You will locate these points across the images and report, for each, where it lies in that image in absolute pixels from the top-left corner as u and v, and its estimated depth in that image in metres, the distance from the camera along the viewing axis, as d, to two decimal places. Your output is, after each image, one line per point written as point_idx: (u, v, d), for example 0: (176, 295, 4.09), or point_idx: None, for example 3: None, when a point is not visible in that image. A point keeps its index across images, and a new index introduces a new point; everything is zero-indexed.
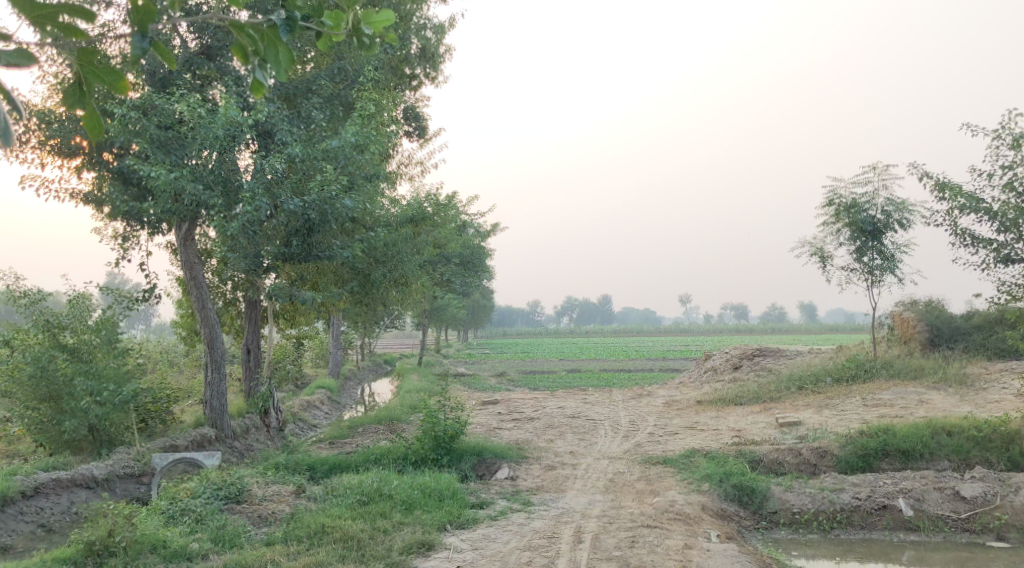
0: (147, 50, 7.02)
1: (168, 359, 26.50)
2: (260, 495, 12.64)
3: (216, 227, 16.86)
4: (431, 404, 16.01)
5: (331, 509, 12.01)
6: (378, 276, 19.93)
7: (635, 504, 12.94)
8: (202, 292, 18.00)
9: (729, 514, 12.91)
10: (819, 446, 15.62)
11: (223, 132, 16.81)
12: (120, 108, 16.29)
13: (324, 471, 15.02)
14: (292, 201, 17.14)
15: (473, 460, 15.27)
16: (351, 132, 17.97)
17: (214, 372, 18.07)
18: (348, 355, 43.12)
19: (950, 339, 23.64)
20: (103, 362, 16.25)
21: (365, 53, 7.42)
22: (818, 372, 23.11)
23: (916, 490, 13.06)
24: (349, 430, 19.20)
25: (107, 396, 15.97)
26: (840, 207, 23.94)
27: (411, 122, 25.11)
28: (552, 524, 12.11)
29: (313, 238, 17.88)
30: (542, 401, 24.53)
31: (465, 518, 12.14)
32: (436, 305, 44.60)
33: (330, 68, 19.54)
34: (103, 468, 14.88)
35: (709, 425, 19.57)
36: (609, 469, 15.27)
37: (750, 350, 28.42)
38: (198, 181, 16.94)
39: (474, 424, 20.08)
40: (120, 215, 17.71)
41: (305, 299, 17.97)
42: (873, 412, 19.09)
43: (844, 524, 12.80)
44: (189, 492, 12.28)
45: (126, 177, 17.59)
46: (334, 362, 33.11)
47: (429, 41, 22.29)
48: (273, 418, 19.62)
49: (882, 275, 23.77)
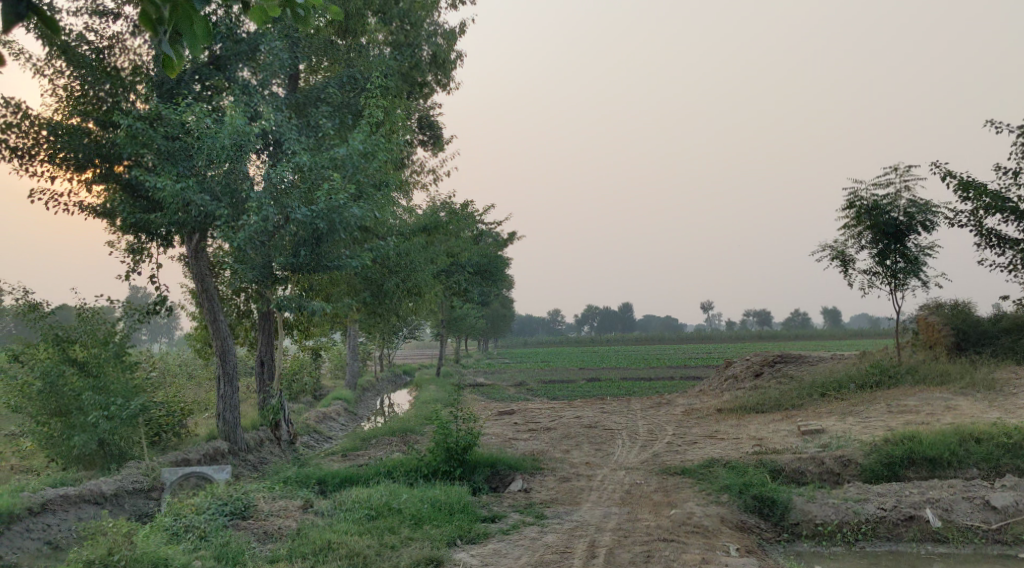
0: (23, 18, 6.90)
1: (183, 371, 26.31)
2: (266, 511, 12.31)
3: (224, 238, 16.66)
4: (443, 414, 15.67)
5: (338, 525, 11.72)
6: (390, 286, 19.65)
7: (652, 517, 12.56)
8: (214, 304, 17.79)
9: (749, 526, 12.49)
10: (842, 455, 15.18)
11: (230, 141, 16.60)
12: (126, 118, 16.17)
13: (335, 484, 14.73)
14: (300, 210, 16.91)
15: (486, 472, 14.98)
16: (359, 140, 17.73)
17: (226, 385, 17.86)
18: (366, 366, 42.91)
19: (977, 343, 23.08)
20: (112, 375, 15.95)
21: (301, 24, 8.31)
22: (841, 379, 22.61)
23: (944, 500, 12.58)
24: (363, 443, 18.91)
25: (114, 410, 15.68)
26: (861, 209, 23.44)
27: (425, 131, 24.94)
28: (566, 538, 11.76)
29: (323, 247, 17.59)
30: (560, 411, 24.15)
31: (476, 533, 11.82)
32: (454, 315, 44.27)
33: (339, 76, 19.38)
34: (111, 484, 14.65)
35: (730, 434, 19.15)
36: (626, 480, 14.89)
37: (771, 356, 27.93)
38: (205, 192, 16.72)
39: (489, 434, 19.72)
40: (130, 228, 17.56)
41: (314, 310, 17.56)
42: (899, 418, 18.59)
43: (869, 536, 12.33)
44: (194, 508, 12.04)
45: (135, 189, 17.40)
46: (352, 373, 32.80)
47: (440, 48, 22.04)
48: (285, 431, 19.47)
49: (906, 277, 23.24)
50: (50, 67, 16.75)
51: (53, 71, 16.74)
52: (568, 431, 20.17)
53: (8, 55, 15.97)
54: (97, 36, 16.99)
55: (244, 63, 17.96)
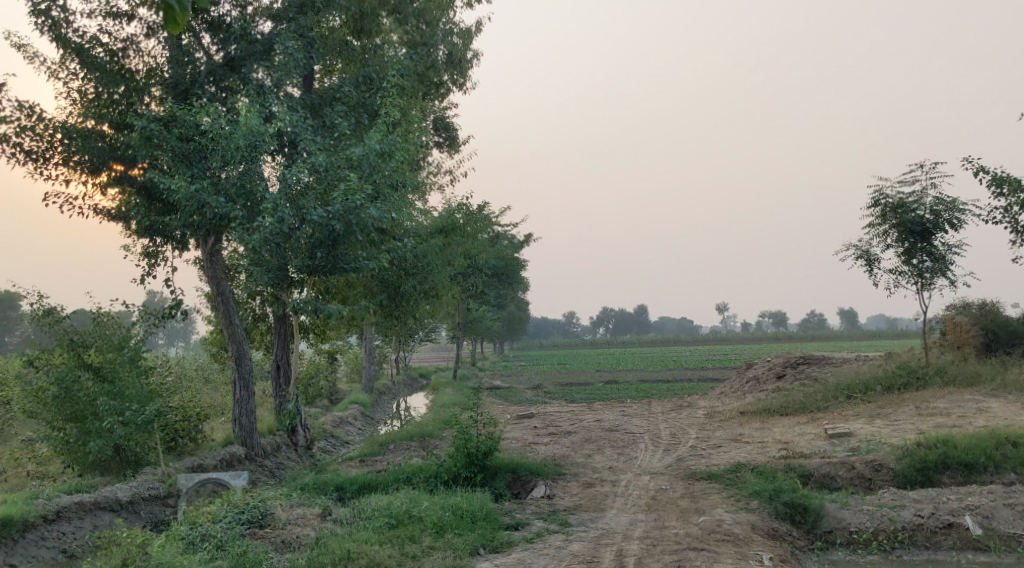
0: None
1: (199, 376, 26.04)
2: (283, 519, 11.94)
3: (239, 241, 16.38)
4: (462, 419, 15.34)
5: (357, 533, 11.42)
6: (408, 288, 19.38)
7: (680, 524, 12.17)
8: (230, 307, 17.52)
9: (781, 533, 12.08)
10: (874, 459, 14.77)
11: (245, 142, 16.33)
12: (140, 120, 16.06)
13: (353, 491, 14.43)
14: (316, 211, 16.62)
15: (508, 477, 14.66)
16: (375, 139, 17.42)
17: (243, 390, 17.59)
18: (382, 369, 42.63)
19: (1008, 343, 22.58)
20: (127, 380, 15.82)
21: None
22: (867, 381, 22.07)
23: (985, 506, 12.16)
24: (381, 448, 18.59)
25: (129, 415, 15.47)
26: (886, 207, 22.99)
27: (441, 133, 24.64)
28: (592, 547, 11.40)
29: (339, 249, 17.28)
30: (580, 414, 23.77)
31: (500, 542, 11.48)
32: (470, 318, 43.91)
33: (354, 76, 19.10)
34: (127, 491, 14.37)
35: (755, 437, 18.71)
36: (651, 486, 14.50)
37: (793, 358, 27.47)
38: (220, 194, 16.43)
39: (509, 438, 19.39)
40: (145, 231, 17.31)
41: (330, 312, 17.27)
42: (929, 421, 18.14)
43: (906, 544, 11.93)
44: (210, 516, 11.71)
45: (151, 192, 17.15)
46: (368, 377, 32.48)
47: (456, 47, 21.71)
48: (301, 436, 19.17)
49: (933, 277, 22.77)
50: (64, 69, 16.55)
51: (67, 74, 16.54)
52: (589, 434, 19.81)
53: (23, 58, 15.78)
54: (111, 38, 16.81)
55: (259, 63, 17.72)
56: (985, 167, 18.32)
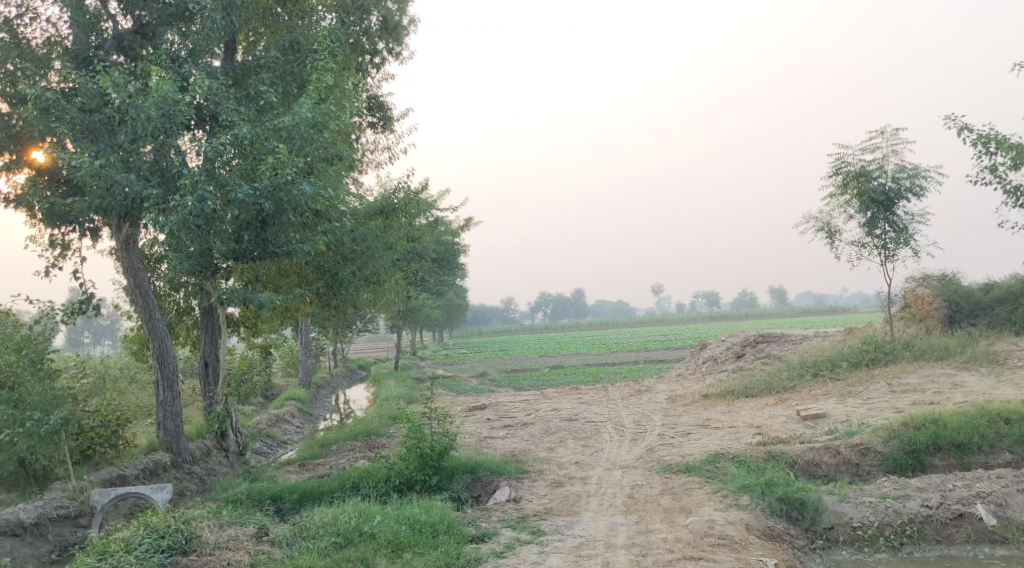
0: None
1: (122, 375, 23.94)
2: (211, 543, 10.24)
3: (153, 224, 14.45)
4: (413, 415, 13.77)
5: (299, 559, 9.90)
6: (346, 275, 17.67)
7: (667, 527, 10.83)
8: (149, 300, 15.51)
9: (780, 533, 10.79)
10: (860, 443, 13.68)
11: (156, 111, 14.32)
12: (34, 89, 14.10)
13: (292, 502, 12.85)
14: (241, 189, 14.78)
15: (466, 479, 13.13)
16: (307, 107, 15.49)
17: (167, 391, 15.68)
18: (319, 363, 40.59)
19: (970, 314, 21.91)
20: (30, 387, 13.54)
21: None
22: (833, 357, 21.03)
23: (997, 493, 11.10)
24: (321, 450, 16.92)
25: (30, 426, 13.32)
26: (847, 175, 22.02)
27: (374, 110, 22.83)
28: (572, 560, 10.01)
29: (268, 231, 15.50)
30: (534, 403, 22.39)
31: (466, 559, 10.04)
32: (409, 307, 41.98)
33: (279, 41, 17.05)
34: (31, 511, 12.49)
35: (724, 422, 17.53)
36: (625, 482, 13.14)
37: (750, 335, 26.41)
38: (131, 172, 14.58)
39: (461, 433, 17.91)
40: (48, 217, 15.31)
41: (259, 303, 15.49)
42: (904, 399, 17.19)
43: (916, 539, 10.86)
44: (123, 545, 9.98)
45: (55, 172, 15.21)
46: (304, 372, 30.42)
47: (391, 12, 19.77)
48: (232, 442, 17.02)
49: (896, 248, 21.89)
50: None
51: None
52: (548, 425, 18.39)
53: None
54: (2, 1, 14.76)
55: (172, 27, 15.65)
56: (967, 127, 17.29)
